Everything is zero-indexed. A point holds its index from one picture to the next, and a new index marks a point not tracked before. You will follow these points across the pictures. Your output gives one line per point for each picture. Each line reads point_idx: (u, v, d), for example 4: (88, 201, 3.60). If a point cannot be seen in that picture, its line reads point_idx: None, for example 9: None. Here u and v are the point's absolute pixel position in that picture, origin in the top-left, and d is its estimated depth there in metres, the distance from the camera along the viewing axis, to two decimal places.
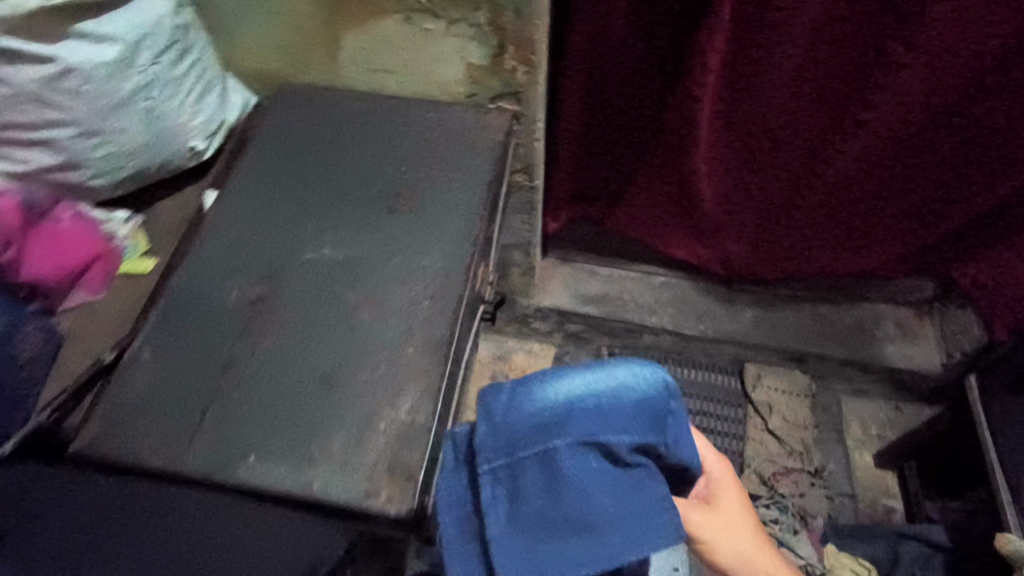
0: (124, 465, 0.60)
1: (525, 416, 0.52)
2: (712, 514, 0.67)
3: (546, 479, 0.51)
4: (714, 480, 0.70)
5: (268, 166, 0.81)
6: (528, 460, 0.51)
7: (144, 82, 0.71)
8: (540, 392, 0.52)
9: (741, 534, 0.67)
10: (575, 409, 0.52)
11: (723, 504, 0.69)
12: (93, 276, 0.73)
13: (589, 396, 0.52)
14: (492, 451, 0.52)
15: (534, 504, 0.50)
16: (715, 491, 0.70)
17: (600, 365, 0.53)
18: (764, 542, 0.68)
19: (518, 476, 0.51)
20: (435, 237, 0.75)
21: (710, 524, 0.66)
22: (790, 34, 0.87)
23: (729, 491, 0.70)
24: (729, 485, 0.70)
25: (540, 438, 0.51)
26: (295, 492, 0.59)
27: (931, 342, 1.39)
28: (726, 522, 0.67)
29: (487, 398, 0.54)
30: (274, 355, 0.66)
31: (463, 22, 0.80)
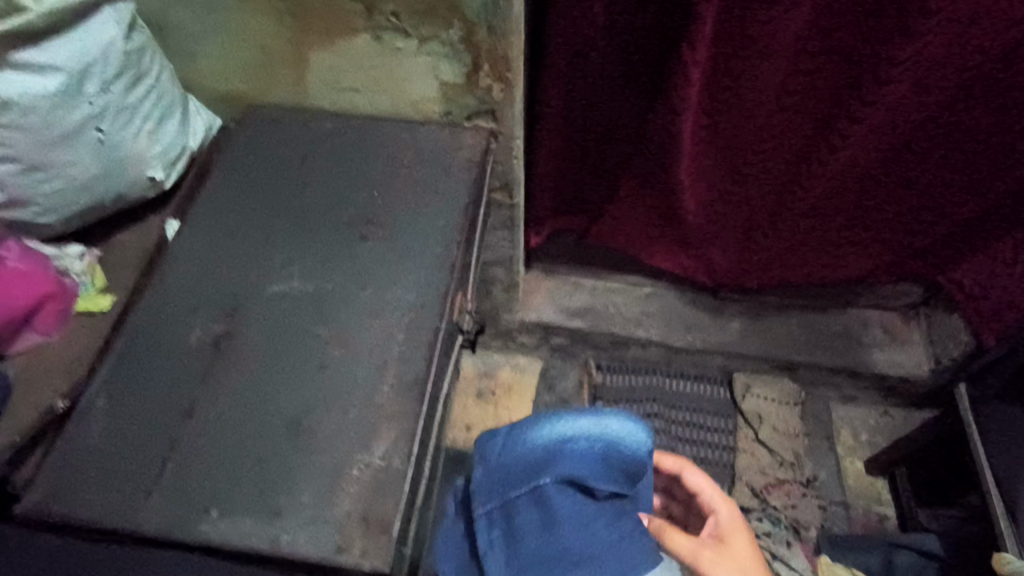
0: (77, 524, 0.57)
1: (515, 462, 0.62)
2: (722, 553, 0.69)
3: (536, 517, 0.60)
4: (722, 522, 0.73)
5: (233, 194, 0.78)
6: (518, 501, 0.61)
7: (94, 112, 0.66)
8: (529, 436, 0.62)
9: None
10: (561, 452, 0.61)
11: (737, 547, 0.70)
12: (45, 316, 0.68)
13: (576, 439, 0.61)
14: (487, 493, 0.63)
15: (525, 541, 0.60)
16: (726, 533, 0.72)
17: (586, 414, 0.61)
18: None
19: (512, 518, 0.61)
20: (410, 266, 0.72)
21: (723, 567, 0.67)
22: (774, 43, 0.82)
23: (742, 535, 0.71)
24: (739, 530, 0.72)
25: (530, 479, 0.61)
26: (262, 549, 0.56)
27: (919, 347, 1.38)
28: (741, 566, 0.68)
29: (485, 443, 0.66)
30: (239, 399, 0.63)
31: (435, 40, 0.77)
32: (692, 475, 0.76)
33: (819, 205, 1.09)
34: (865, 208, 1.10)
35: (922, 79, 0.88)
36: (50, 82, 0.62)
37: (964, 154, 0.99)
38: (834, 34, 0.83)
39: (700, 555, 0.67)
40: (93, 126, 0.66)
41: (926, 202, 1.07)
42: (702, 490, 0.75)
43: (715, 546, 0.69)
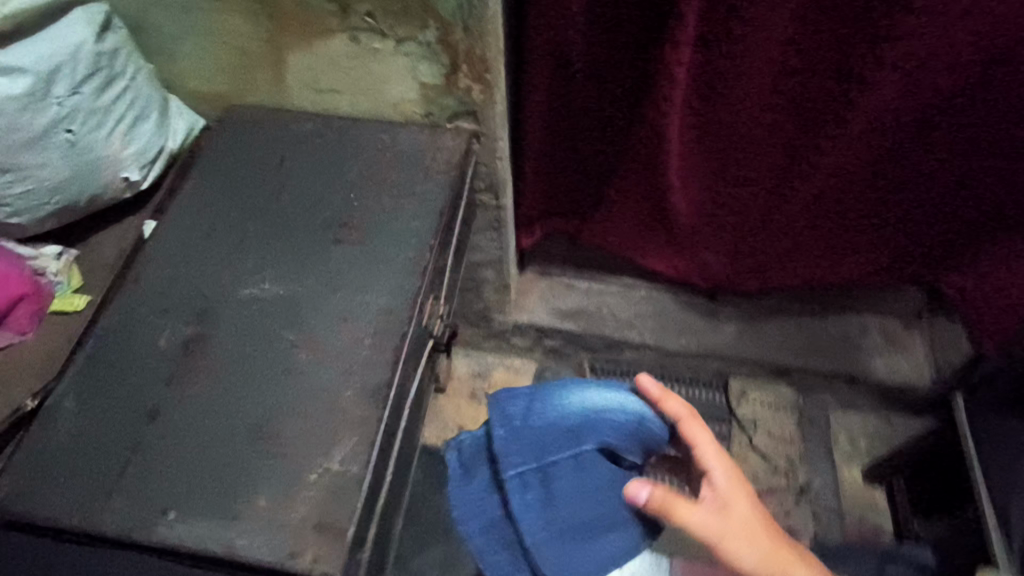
0: (37, 523, 0.58)
1: (548, 431, 0.69)
2: (723, 514, 0.66)
3: (573, 477, 0.69)
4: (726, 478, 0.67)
5: (208, 196, 0.77)
6: (554, 466, 0.69)
7: (64, 114, 0.67)
8: (558, 403, 0.70)
9: (761, 538, 0.66)
10: (593, 421, 0.70)
11: (741, 508, 0.67)
12: (20, 316, 0.70)
13: (608, 410, 0.70)
14: (519, 459, 0.68)
15: (560, 500, 0.68)
16: (729, 494, 0.67)
17: (607, 387, 0.72)
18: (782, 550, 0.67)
19: (549, 483, 0.68)
20: (381, 270, 0.72)
21: (725, 534, 0.65)
22: (759, 42, 0.80)
23: (744, 491, 0.67)
24: (739, 495, 0.67)
25: (569, 445, 0.69)
26: (217, 552, 0.56)
27: (921, 353, 1.35)
28: (743, 528, 0.66)
29: (506, 404, 0.71)
30: (203, 403, 0.63)
31: (412, 41, 0.76)
32: (697, 430, 0.68)
33: (816, 208, 1.05)
34: (864, 213, 1.06)
35: (918, 82, 0.85)
36: (17, 84, 0.63)
37: (963, 157, 0.95)
38: (822, 32, 0.81)
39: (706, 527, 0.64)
40: (62, 128, 0.67)
41: (926, 204, 1.03)
42: (706, 447, 0.68)
43: (717, 511, 0.66)
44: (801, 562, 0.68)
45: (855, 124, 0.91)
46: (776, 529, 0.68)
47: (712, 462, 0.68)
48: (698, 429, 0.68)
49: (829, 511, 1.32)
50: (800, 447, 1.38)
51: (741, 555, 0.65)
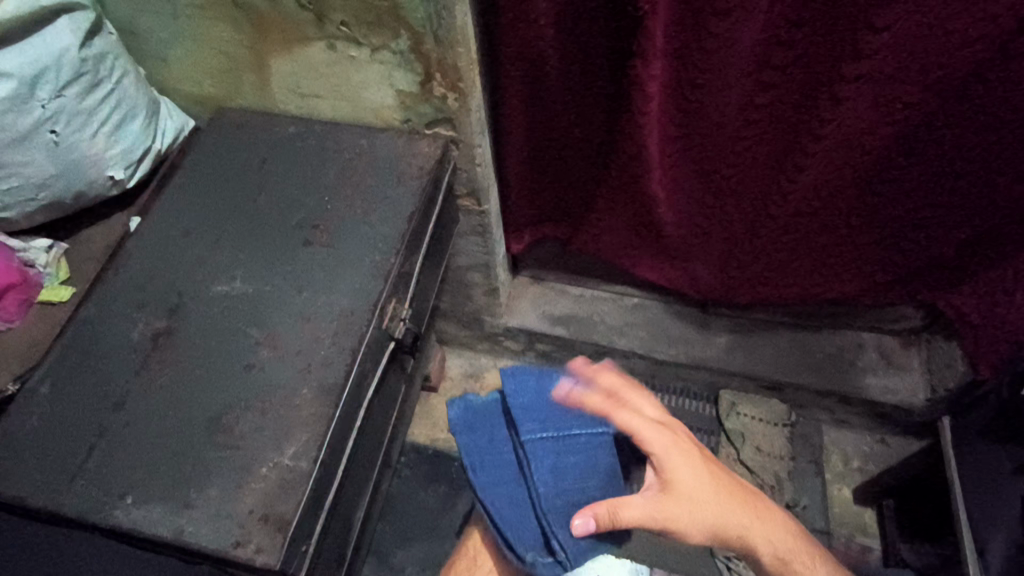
0: (6, 501, 0.61)
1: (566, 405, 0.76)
2: (671, 497, 0.66)
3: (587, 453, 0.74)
4: (664, 454, 0.69)
5: (189, 195, 0.81)
6: (570, 437, 0.74)
7: (48, 115, 0.71)
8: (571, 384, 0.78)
9: (707, 506, 0.67)
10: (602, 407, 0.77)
11: (681, 480, 0.68)
12: (9, 304, 0.75)
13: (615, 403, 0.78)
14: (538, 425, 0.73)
15: (573, 470, 0.72)
16: (671, 469, 0.68)
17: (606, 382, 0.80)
18: (729, 497, 0.70)
19: (563, 451, 0.73)
20: (346, 272, 0.74)
21: (673, 514, 0.65)
22: (731, 57, 0.80)
23: (682, 462, 0.69)
24: (678, 461, 0.69)
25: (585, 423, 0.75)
26: (166, 537, 0.59)
27: (916, 375, 1.26)
28: (687, 502, 0.66)
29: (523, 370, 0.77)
30: (166, 394, 0.66)
31: (386, 49, 0.78)
32: (623, 413, 0.71)
33: (804, 222, 1.04)
34: (855, 229, 1.04)
35: (897, 97, 0.84)
36: (2, 87, 0.67)
37: (953, 175, 0.93)
38: (795, 47, 0.80)
39: (653, 513, 0.64)
40: (47, 128, 0.72)
41: (918, 221, 1.00)
42: (638, 428, 0.70)
43: (661, 492, 0.66)
44: (750, 519, 0.70)
45: (837, 139, 0.90)
46: (722, 477, 0.71)
47: (648, 439, 0.70)
48: (625, 416, 0.70)
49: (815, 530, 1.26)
50: (790, 464, 1.29)
51: (693, 530, 0.66)
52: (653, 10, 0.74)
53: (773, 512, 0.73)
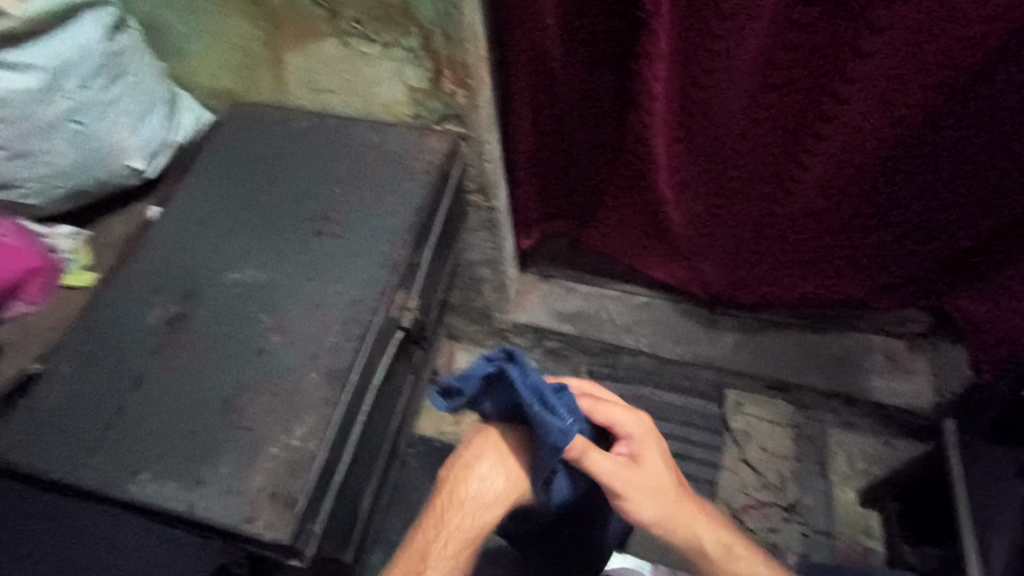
0: (28, 474, 0.64)
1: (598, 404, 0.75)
2: (634, 471, 0.70)
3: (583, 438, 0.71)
4: (642, 439, 0.72)
5: (207, 185, 0.83)
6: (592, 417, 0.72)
7: (72, 106, 0.74)
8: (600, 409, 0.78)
9: (663, 493, 0.71)
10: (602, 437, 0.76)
11: (650, 463, 0.71)
12: (32, 287, 0.77)
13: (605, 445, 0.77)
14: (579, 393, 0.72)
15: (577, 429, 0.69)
16: (643, 450, 0.72)
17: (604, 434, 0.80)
18: (682, 493, 0.73)
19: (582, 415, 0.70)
20: (355, 261, 0.76)
21: (631, 485, 0.69)
22: (736, 59, 0.82)
23: (654, 449, 0.72)
24: (649, 442, 0.72)
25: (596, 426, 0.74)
26: (179, 512, 0.61)
27: (922, 376, 1.26)
28: (648, 482, 0.70)
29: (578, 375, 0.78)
30: (181, 375, 0.69)
31: (397, 45, 0.80)
32: (608, 407, 0.72)
33: (811, 223, 1.05)
34: (862, 230, 1.04)
35: (902, 98, 0.84)
36: (31, 79, 0.70)
37: (960, 177, 0.93)
38: (799, 49, 0.81)
39: (615, 475, 0.68)
40: (71, 119, 0.74)
41: (925, 223, 1.00)
42: (620, 415, 0.72)
43: (627, 463, 0.70)
44: (698, 521, 0.74)
45: (841, 141, 0.90)
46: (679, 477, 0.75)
47: (629, 426, 0.72)
48: (613, 409, 0.72)
49: (819, 531, 1.24)
50: (794, 463, 1.30)
51: (641, 506, 0.69)
52: (657, 12, 0.75)
53: (723, 524, 0.76)
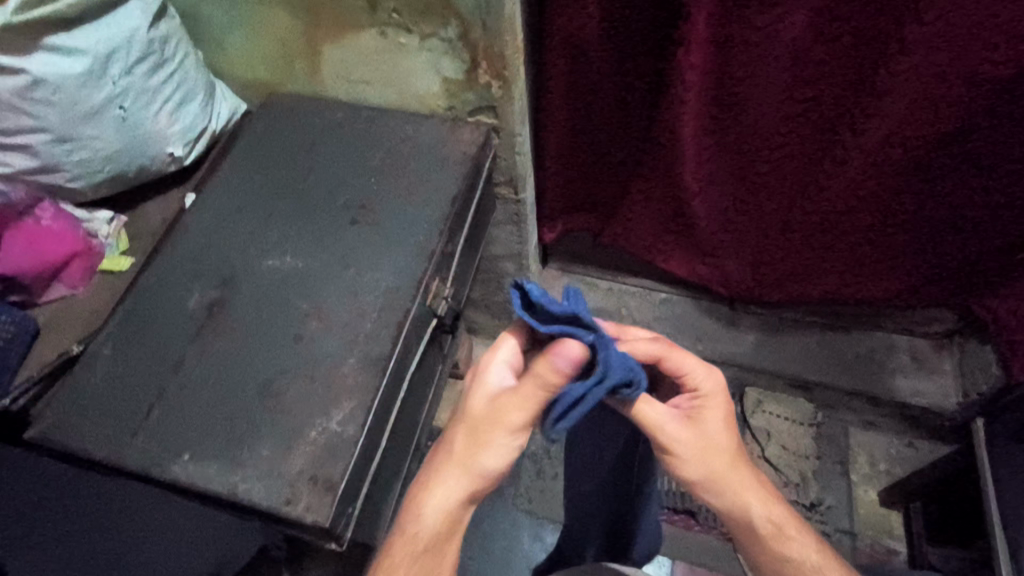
0: (69, 453, 0.65)
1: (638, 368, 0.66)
2: (688, 428, 0.63)
3: None
4: (708, 397, 0.64)
5: (242, 173, 0.84)
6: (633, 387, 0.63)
7: (118, 91, 0.76)
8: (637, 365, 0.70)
9: (720, 456, 0.63)
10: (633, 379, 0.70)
11: (709, 420, 0.63)
12: (73, 271, 0.79)
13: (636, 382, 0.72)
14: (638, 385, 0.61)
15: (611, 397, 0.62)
16: (707, 406, 0.64)
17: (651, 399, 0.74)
18: (743, 467, 0.64)
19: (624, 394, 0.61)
20: (390, 250, 0.77)
21: (681, 436, 0.62)
22: (774, 51, 0.82)
23: (719, 407, 0.64)
24: (718, 403, 0.64)
25: None
26: (221, 493, 0.62)
27: (947, 377, 1.23)
28: (702, 441, 0.62)
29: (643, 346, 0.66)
30: (221, 359, 0.69)
31: (435, 37, 0.80)
32: (680, 356, 0.65)
33: (840, 220, 1.04)
34: (891, 228, 1.04)
35: (941, 93, 0.83)
36: (79, 63, 0.72)
37: (994, 174, 0.92)
38: (838, 42, 0.81)
39: (665, 426, 0.62)
40: (116, 104, 0.76)
41: (954, 222, 1.00)
42: (689, 368, 0.65)
43: (682, 417, 0.63)
44: (756, 496, 0.64)
45: (873, 137, 0.90)
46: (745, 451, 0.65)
47: (697, 380, 0.65)
48: (680, 356, 0.65)
49: (840, 530, 1.21)
50: (814, 462, 1.26)
51: (689, 464, 0.62)
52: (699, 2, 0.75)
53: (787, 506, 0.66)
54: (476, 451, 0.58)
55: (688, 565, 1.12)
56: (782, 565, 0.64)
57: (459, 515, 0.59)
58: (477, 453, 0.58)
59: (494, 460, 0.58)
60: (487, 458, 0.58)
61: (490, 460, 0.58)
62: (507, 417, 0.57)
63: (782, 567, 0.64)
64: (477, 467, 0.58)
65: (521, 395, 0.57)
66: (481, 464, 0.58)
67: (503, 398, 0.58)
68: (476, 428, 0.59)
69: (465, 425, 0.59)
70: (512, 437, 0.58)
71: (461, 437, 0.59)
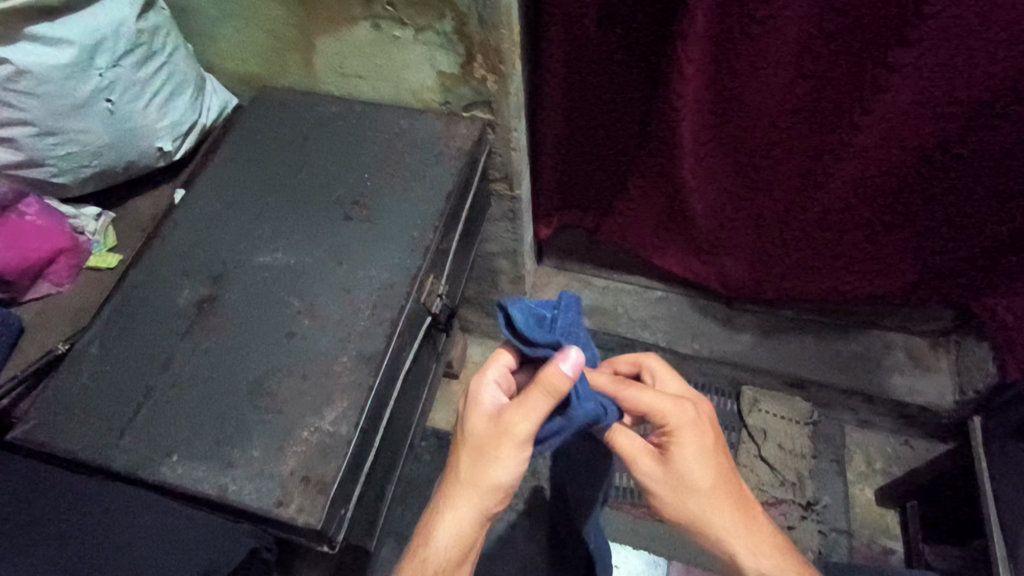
0: (53, 453, 0.64)
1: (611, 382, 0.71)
2: (659, 467, 0.66)
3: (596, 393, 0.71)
4: (678, 436, 0.65)
5: (233, 168, 0.83)
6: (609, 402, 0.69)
7: (105, 83, 0.74)
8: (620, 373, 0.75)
9: (696, 498, 0.65)
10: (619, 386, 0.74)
11: (679, 459, 0.65)
12: (59, 268, 0.79)
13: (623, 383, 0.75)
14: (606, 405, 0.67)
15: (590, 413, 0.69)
16: (678, 448, 0.65)
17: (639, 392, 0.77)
18: (722, 500, 0.66)
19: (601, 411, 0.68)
20: (384, 246, 0.75)
21: (651, 475, 0.66)
22: (772, 45, 0.81)
23: (692, 449, 0.65)
24: (687, 440, 0.65)
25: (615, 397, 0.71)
26: (210, 494, 0.60)
27: (944, 375, 1.21)
28: (675, 483, 0.65)
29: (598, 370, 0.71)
30: (211, 357, 0.68)
31: (429, 30, 0.79)
32: (638, 393, 0.66)
33: (837, 218, 1.04)
34: (888, 226, 1.03)
35: (942, 87, 0.83)
36: (65, 54, 0.71)
37: (994, 171, 0.91)
38: (837, 37, 0.80)
39: (636, 466, 0.67)
40: (103, 97, 0.75)
41: (949, 222, 0.99)
42: (653, 408, 0.66)
43: (655, 458, 0.67)
44: (741, 539, 0.66)
45: (871, 134, 0.90)
46: (728, 480, 0.67)
47: (664, 416, 0.66)
48: (637, 395, 0.66)
49: (836, 529, 1.19)
50: (811, 462, 1.24)
51: (665, 505, 0.67)
52: None
53: (781, 549, 0.68)
54: (483, 469, 0.62)
55: (684, 566, 1.11)
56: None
57: (471, 533, 0.64)
58: (483, 473, 0.62)
59: (502, 477, 0.62)
60: (495, 476, 0.62)
61: (497, 478, 0.62)
62: (512, 432, 0.61)
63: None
64: (485, 486, 0.62)
65: (524, 408, 0.61)
66: (489, 483, 0.62)
67: (504, 415, 0.62)
68: (480, 449, 0.63)
69: (470, 447, 0.63)
70: (518, 450, 0.62)
71: (466, 459, 0.63)
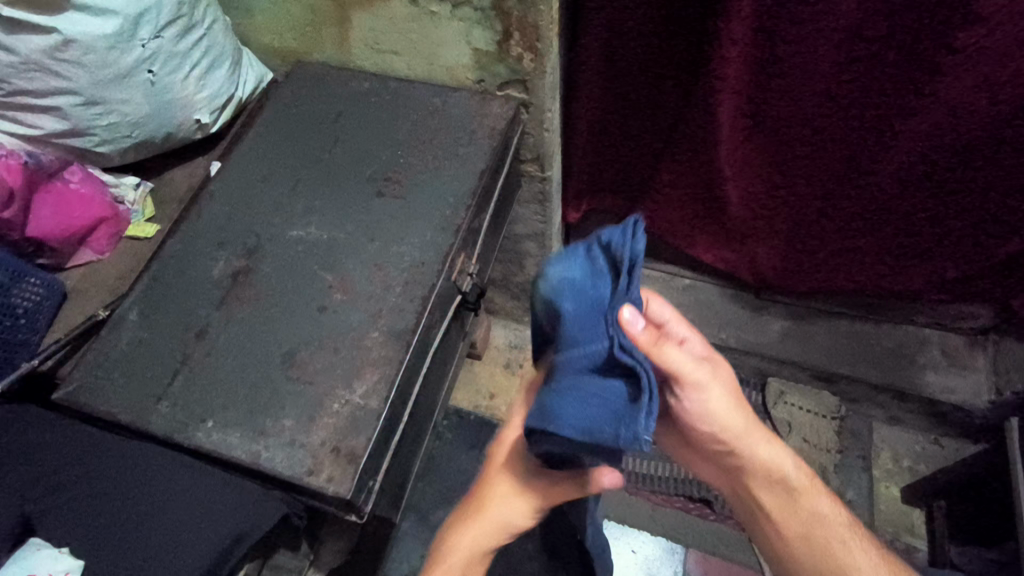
0: (93, 413, 0.66)
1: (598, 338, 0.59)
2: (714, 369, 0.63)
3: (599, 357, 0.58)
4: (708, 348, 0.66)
5: (268, 142, 0.83)
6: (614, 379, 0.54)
7: (148, 54, 0.75)
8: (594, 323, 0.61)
9: (742, 401, 0.64)
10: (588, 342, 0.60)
11: (720, 365, 0.65)
12: (100, 237, 0.81)
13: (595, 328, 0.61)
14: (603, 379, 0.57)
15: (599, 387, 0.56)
16: (707, 348, 0.66)
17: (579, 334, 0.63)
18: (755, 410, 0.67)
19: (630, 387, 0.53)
20: (416, 223, 0.75)
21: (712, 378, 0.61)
22: (818, 28, 0.79)
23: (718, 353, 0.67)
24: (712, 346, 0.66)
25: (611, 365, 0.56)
26: (243, 460, 0.62)
27: (981, 373, 1.17)
28: (731, 383, 0.63)
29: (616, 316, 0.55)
30: (244, 327, 0.69)
31: (467, 6, 0.78)
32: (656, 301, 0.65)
33: (877, 209, 1.01)
34: (929, 219, 1.00)
35: (1000, 75, 0.79)
36: (109, 25, 0.72)
37: None
38: (889, 20, 0.77)
39: (698, 367, 0.59)
40: (145, 68, 0.76)
41: (997, 216, 0.96)
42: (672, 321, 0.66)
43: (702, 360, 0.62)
44: (770, 442, 0.66)
45: (918, 121, 0.87)
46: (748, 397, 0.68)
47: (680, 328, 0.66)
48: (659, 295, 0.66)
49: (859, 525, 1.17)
50: (836, 456, 1.20)
51: (721, 409, 0.61)
52: None
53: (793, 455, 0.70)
54: (491, 507, 0.61)
55: (702, 555, 1.10)
56: (808, 519, 0.66)
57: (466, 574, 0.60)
58: (503, 511, 0.60)
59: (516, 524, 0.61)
60: (514, 518, 0.60)
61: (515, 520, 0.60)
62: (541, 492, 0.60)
63: (810, 520, 0.66)
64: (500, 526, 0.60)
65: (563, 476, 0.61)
66: (505, 524, 0.60)
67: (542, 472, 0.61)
68: (507, 487, 0.61)
69: (499, 484, 0.62)
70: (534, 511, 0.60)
71: (490, 494, 0.62)
